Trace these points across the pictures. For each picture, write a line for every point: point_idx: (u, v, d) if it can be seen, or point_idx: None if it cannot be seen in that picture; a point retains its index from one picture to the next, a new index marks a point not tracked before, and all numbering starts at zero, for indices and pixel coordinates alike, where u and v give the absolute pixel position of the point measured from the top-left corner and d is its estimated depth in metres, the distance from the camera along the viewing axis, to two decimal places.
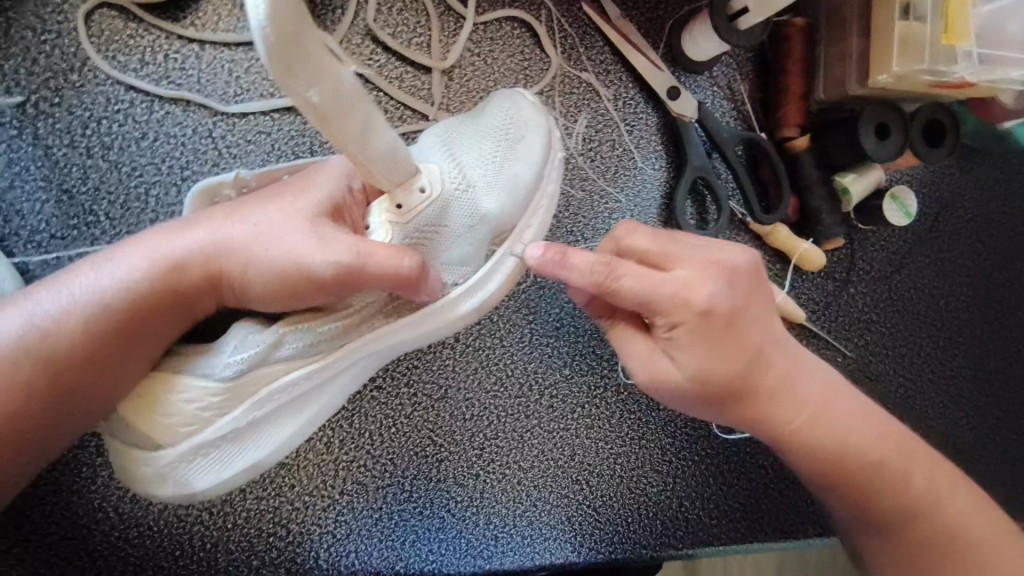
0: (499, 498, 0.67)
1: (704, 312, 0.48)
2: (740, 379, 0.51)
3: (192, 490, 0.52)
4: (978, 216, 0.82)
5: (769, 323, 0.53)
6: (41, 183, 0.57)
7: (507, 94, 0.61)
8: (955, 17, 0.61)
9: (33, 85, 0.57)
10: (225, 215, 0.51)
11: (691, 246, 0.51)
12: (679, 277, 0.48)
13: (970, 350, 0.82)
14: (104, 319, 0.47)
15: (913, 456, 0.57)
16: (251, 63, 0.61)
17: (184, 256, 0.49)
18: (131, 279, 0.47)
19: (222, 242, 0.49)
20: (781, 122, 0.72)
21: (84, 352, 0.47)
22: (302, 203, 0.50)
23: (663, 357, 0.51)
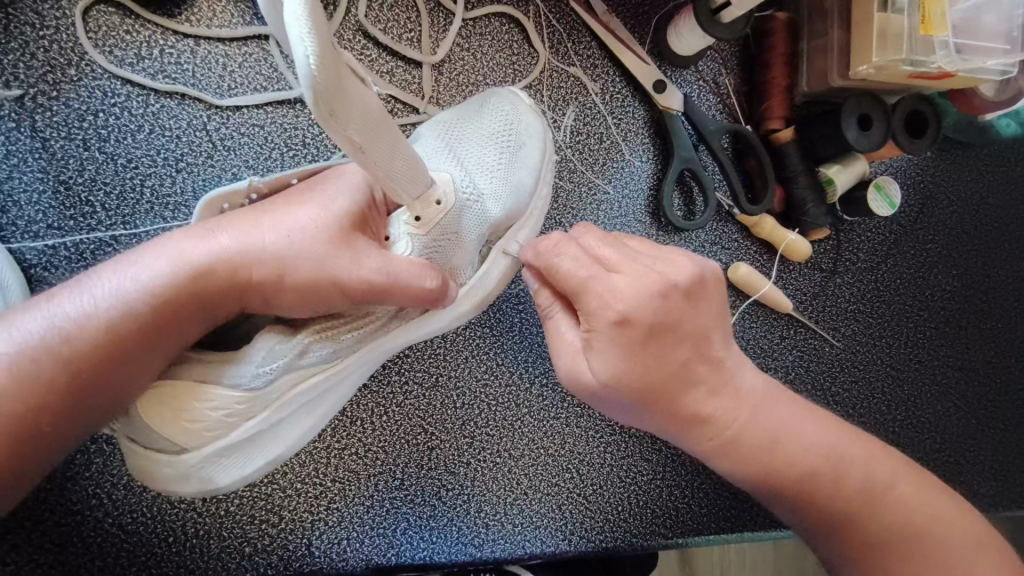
0: (489, 486, 0.68)
1: (622, 321, 0.46)
2: (660, 387, 0.49)
3: (214, 486, 0.54)
4: (962, 208, 0.83)
5: (701, 337, 0.49)
6: (39, 174, 0.59)
7: (504, 97, 0.62)
8: (931, 9, 0.64)
9: (31, 79, 0.59)
10: (249, 219, 0.49)
11: (631, 254, 0.49)
12: (606, 281, 0.47)
13: (957, 340, 0.83)
14: (127, 321, 0.46)
15: (848, 459, 0.53)
16: (245, 58, 0.63)
17: (209, 262, 0.47)
18: (154, 283, 0.46)
19: (247, 247, 0.48)
20: (765, 115, 0.74)
21: (105, 354, 0.45)
22: (327, 207, 0.49)
23: (584, 360, 0.49)
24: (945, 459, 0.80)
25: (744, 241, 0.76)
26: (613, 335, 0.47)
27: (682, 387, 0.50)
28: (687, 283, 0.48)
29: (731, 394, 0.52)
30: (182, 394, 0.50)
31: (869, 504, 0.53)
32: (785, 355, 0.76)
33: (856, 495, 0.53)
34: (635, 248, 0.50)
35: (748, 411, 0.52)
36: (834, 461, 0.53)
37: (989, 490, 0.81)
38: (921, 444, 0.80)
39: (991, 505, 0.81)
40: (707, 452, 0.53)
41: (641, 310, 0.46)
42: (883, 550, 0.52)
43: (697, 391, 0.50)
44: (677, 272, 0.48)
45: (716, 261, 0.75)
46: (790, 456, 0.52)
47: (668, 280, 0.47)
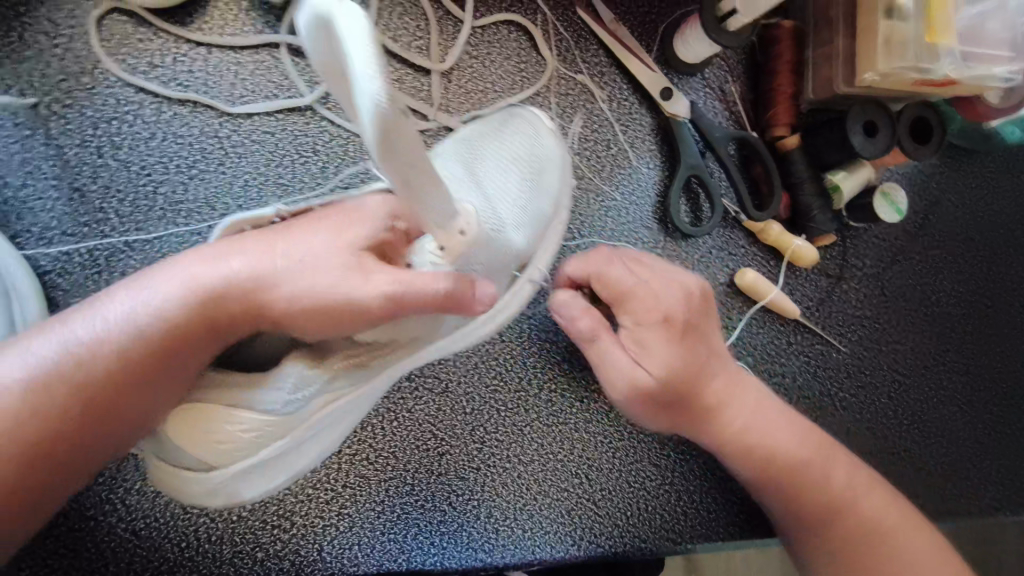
0: (499, 491, 0.68)
1: (664, 317, 0.59)
2: (690, 380, 0.60)
3: (239, 499, 0.54)
4: (968, 214, 0.83)
5: (715, 340, 0.62)
6: (54, 181, 0.59)
7: (528, 117, 0.61)
8: (937, 18, 0.63)
9: (46, 87, 0.59)
10: (262, 243, 0.50)
11: (662, 272, 0.62)
12: (649, 287, 0.60)
13: (964, 346, 0.83)
14: (136, 345, 0.46)
15: (835, 456, 0.63)
16: (256, 66, 0.63)
17: (220, 286, 0.47)
18: (165, 306, 0.47)
19: (258, 269, 0.48)
20: (771, 122, 0.74)
21: (115, 377, 0.46)
22: (340, 231, 0.50)
23: (627, 360, 0.60)
24: (954, 464, 0.80)
25: (751, 247, 0.76)
26: (656, 329, 0.59)
27: (704, 382, 0.60)
28: (699, 293, 0.62)
29: (743, 395, 0.62)
30: (208, 414, 0.50)
31: (851, 497, 0.62)
32: (792, 360, 0.77)
33: (843, 488, 0.62)
34: (649, 264, 0.63)
35: (754, 411, 0.62)
36: (826, 457, 0.62)
37: (999, 495, 0.81)
38: (930, 450, 0.80)
39: (1000, 510, 0.81)
40: (718, 448, 0.62)
41: (676, 309, 0.60)
42: (854, 538, 0.61)
43: (713, 385, 0.61)
44: (693, 285, 0.62)
45: (723, 267, 0.75)
46: (789, 449, 0.61)
47: (688, 288, 0.61)
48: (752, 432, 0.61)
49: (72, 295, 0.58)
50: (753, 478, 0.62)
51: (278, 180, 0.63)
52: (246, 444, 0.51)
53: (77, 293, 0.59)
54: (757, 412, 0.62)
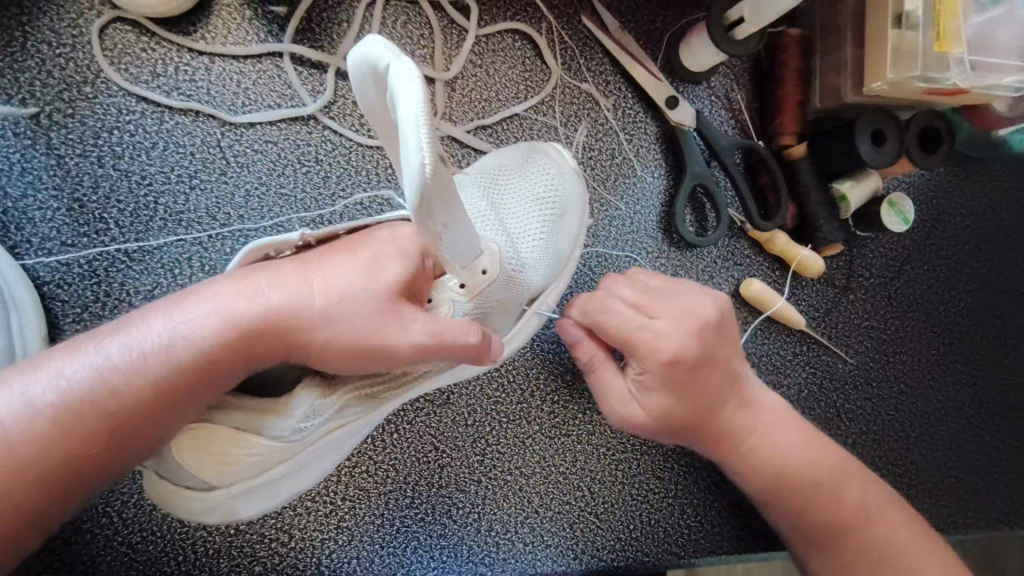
0: (500, 504, 0.67)
1: (671, 359, 0.57)
2: (695, 415, 0.59)
3: (237, 516, 0.54)
4: (975, 224, 0.82)
5: (729, 365, 0.60)
6: (54, 191, 0.59)
7: (552, 158, 0.61)
8: (945, 25, 0.62)
9: (47, 97, 0.59)
10: (300, 270, 0.48)
11: (672, 299, 0.60)
12: (656, 325, 0.58)
13: (971, 356, 0.82)
14: (169, 372, 0.44)
15: (850, 474, 0.61)
16: (259, 75, 0.63)
17: (262, 321, 0.46)
18: (201, 334, 0.45)
19: (296, 300, 0.47)
20: (778, 131, 0.74)
21: (148, 404, 0.44)
22: (380, 263, 0.48)
23: (632, 397, 0.60)
24: (960, 477, 0.79)
25: (756, 257, 0.75)
26: (659, 371, 0.57)
27: (711, 413, 0.60)
28: (714, 318, 0.60)
29: (752, 419, 0.61)
30: (225, 439, 0.49)
31: (864, 516, 0.60)
32: (797, 371, 0.76)
33: (855, 507, 0.60)
34: (659, 287, 0.61)
35: (761, 436, 0.61)
36: (837, 475, 0.61)
37: (1005, 509, 0.80)
38: (936, 462, 0.79)
39: (1006, 524, 0.80)
40: (728, 466, 0.62)
41: (684, 350, 0.57)
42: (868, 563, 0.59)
43: (722, 411, 0.60)
44: (705, 309, 0.60)
45: (727, 277, 0.74)
46: (798, 467, 0.60)
47: (702, 316, 0.59)
48: (759, 455, 0.61)
49: (70, 306, 0.58)
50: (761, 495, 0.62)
51: (280, 190, 0.63)
52: (252, 465, 0.50)
53: (75, 304, 0.58)
54: (765, 437, 0.61)
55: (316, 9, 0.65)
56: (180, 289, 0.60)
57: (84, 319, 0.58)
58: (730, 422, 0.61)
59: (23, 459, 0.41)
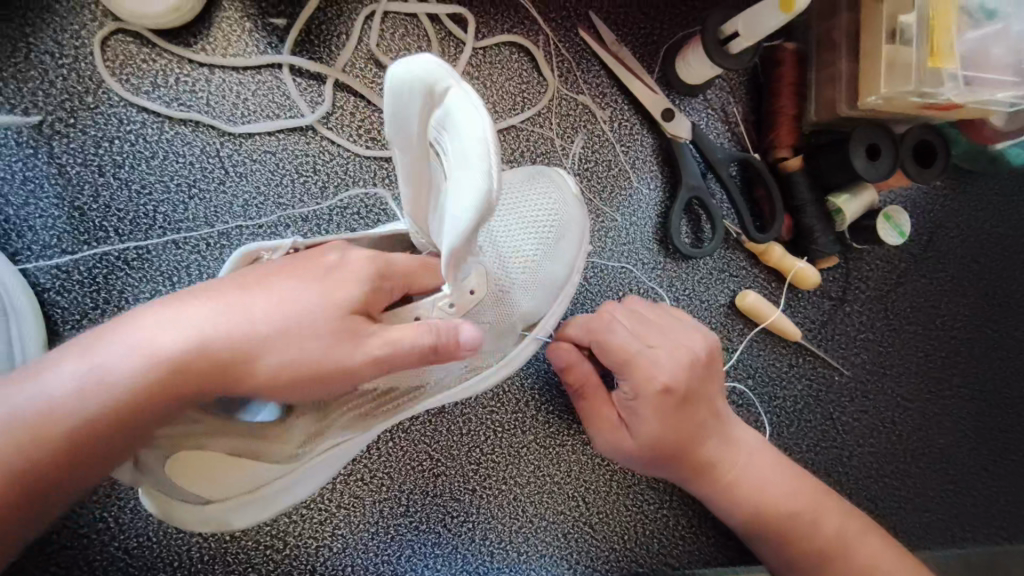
0: (495, 513, 0.67)
1: (663, 389, 0.58)
2: (684, 444, 0.60)
3: (234, 527, 0.55)
4: (974, 237, 0.82)
5: (715, 400, 0.62)
6: (55, 200, 0.60)
7: (541, 182, 0.60)
8: (939, 40, 0.62)
9: (50, 106, 0.60)
10: (236, 295, 0.46)
11: (665, 331, 0.61)
12: (648, 353, 0.59)
13: (969, 369, 0.82)
14: (84, 415, 0.42)
15: (826, 508, 0.61)
16: (258, 86, 0.64)
17: (190, 355, 0.44)
18: (127, 375, 0.43)
19: (228, 333, 0.45)
20: (774, 144, 0.74)
21: (61, 446, 0.42)
22: (324, 290, 0.47)
23: (621, 425, 0.61)
24: (958, 490, 0.79)
25: (752, 268, 0.75)
26: (653, 398, 0.58)
27: (699, 444, 0.60)
28: (704, 353, 0.61)
29: (737, 453, 0.62)
30: (224, 459, 0.51)
31: (838, 550, 0.60)
32: (793, 383, 0.76)
33: (830, 540, 0.60)
34: (652, 319, 0.62)
35: (746, 470, 0.62)
36: (816, 508, 0.61)
37: (1003, 523, 0.80)
38: (933, 476, 0.79)
39: (1005, 539, 0.80)
40: (713, 498, 0.62)
41: (676, 380, 0.59)
42: None
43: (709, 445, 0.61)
44: (696, 344, 0.61)
45: (724, 288, 0.75)
46: (778, 500, 0.61)
47: (693, 353, 0.60)
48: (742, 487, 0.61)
49: (70, 314, 0.59)
50: (744, 527, 0.62)
51: (278, 200, 0.63)
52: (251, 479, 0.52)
53: (75, 311, 0.59)
54: (749, 472, 0.62)
55: (316, 21, 0.66)
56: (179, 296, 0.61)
57: (83, 326, 0.59)
58: (716, 452, 0.61)
59: None
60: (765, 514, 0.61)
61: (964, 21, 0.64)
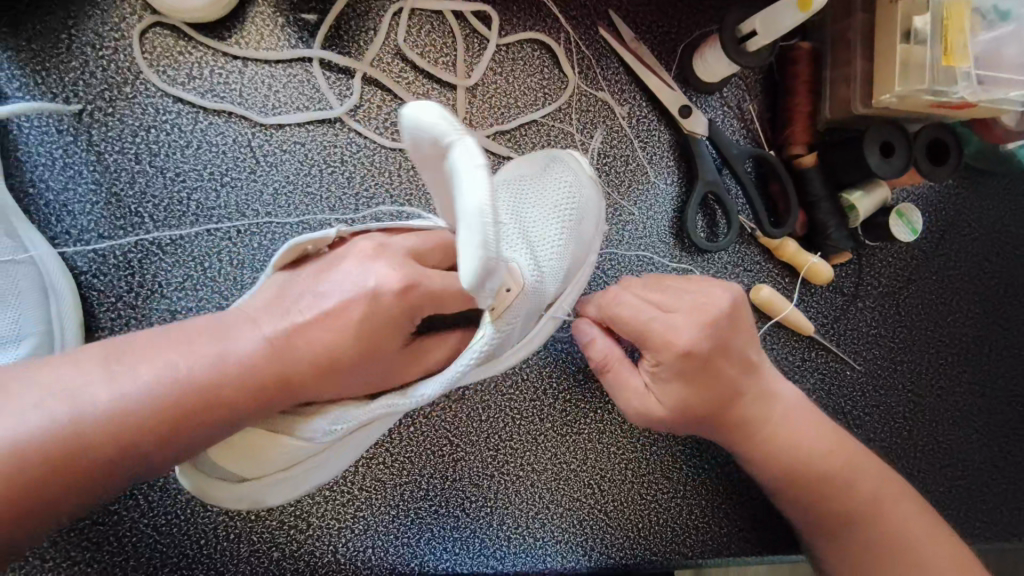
0: (512, 499, 0.69)
1: (685, 352, 0.59)
2: (715, 407, 0.62)
3: (263, 502, 0.55)
4: (985, 236, 0.83)
5: (743, 359, 0.62)
6: (93, 186, 0.62)
7: (561, 169, 0.61)
8: (953, 42, 0.64)
9: (90, 95, 0.62)
10: (285, 309, 0.48)
11: (683, 293, 0.61)
12: (670, 320, 0.59)
13: (980, 366, 0.83)
14: (186, 398, 0.44)
15: (863, 468, 0.64)
16: (290, 79, 0.66)
17: (293, 360, 0.46)
18: (197, 377, 0.44)
19: (321, 345, 0.47)
20: (789, 141, 0.76)
21: (161, 428, 0.43)
22: (362, 296, 0.48)
23: (648, 394, 0.62)
24: (967, 486, 0.80)
25: (766, 263, 0.77)
26: (676, 363, 0.59)
27: (728, 405, 0.62)
28: (726, 311, 0.61)
29: (770, 410, 0.63)
30: (262, 442, 0.50)
31: (868, 507, 0.63)
32: (805, 377, 0.77)
33: (867, 500, 0.63)
34: (676, 286, 0.62)
35: (780, 426, 0.63)
36: (851, 470, 0.63)
37: (1011, 518, 0.81)
38: (943, 471, 0.80)
39: (1014, 535, 0.81)
40: (748, 458, 0.65)
41: (698, 344, 0.59)
42: (880, 550, 0.62)
43: (744, 407, 0.62)
44: (718, 301, 0.61)
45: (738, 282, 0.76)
46: (812, 459, 0.63)
47: (716, 312, 0.60)
48: (777, 449, 0.63)
49: (106, 296, 0.61)
50: (781, 487, 0.65)
51: (306, 189, 0.65)
52: (287, 463, 0.52)
53: (110, 294, 0.61)
54: (785, 426, 0.63)
55: (345, 17, 0.68)
56: (209, 281, 0.63)
57: (118, 307, 0.61)
58: (744, 414, 0.63)
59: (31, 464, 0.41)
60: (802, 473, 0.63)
61: (977, 23, 0.66)
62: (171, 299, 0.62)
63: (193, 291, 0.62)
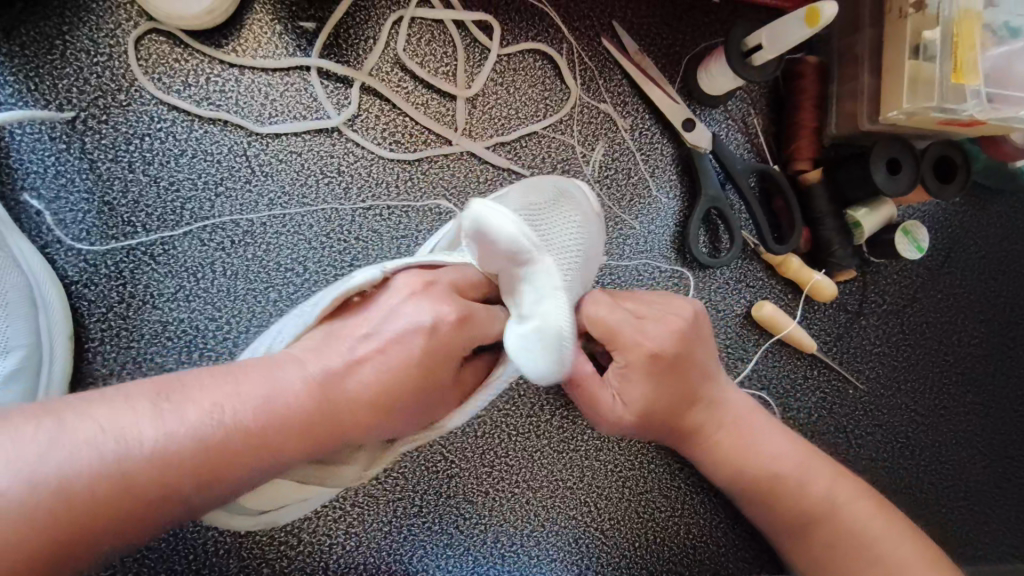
0: (506, 516, 0.68)
1: (653, 356, 0.58)
2: (673, 410, 0.61)
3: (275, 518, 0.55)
4: (992, 254, 0.82)
5: (703, 365, 0.61)
6: (85, 194, 0.61)
7: (570, 201, 0.55)
8: (963, 58, 0.62)
9: (84, 103, 0.61)
10: (327, 352, 0.48)
11: (648, 302, 0.61)
12: (635, 326, 0.58)
13: (984, 386, 0.81)
14: (240, 432, 0.43)
15: (821, 477, 0.63)
16: (287, 88, 0.65)
17: (345, 398, 0.47)
18: (258, 412, 0.44)
19: (374, 386, 0.48)
20: (794, 156, 0.74)
21: (213, 463, 0.43)
22: (415, 332, 0.50)
23: (616, 400, 0.59)
24: (970, 508, 0.79)
25: (769, 279, 0.76)
26: (643, 365, 0.58)
27: (685, 409, 0.61)
28: (688, 316, 0.61)
29: (724, 414, 0.63)
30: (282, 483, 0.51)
31: (830, 511, 0.62)
32: (807, 396, 0.76)
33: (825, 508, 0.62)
34: (645, 298, 0.62)
35: (733, 428, 0.63)
36: (808, 471, 0.63)
37: (1016, 541, 0.79)
38: (945, 492, 0.79)
39: (1018, 558, 0.79)
40: (707, 462, 0.64)
41: (665, 347, 0.58)
42: (833, 549, 0.61)
43: (698, 411, 0.62)
44: (679, 310, 0.61)
45: (740, 298, 0.75)
46: (767, 460, 0.63)
47: (680, 320, 0.60)
48: (732, 451, 0.63)
49: (96, 306, 0.60)
50: (740, 490, 0.64)
51: (302, 199, 0.64)
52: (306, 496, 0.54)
53: (102, 304, 0.60)
54: (739, 428, 0.63)
55: (344, 25, 0.67)
56: (202, 291, 0.62)
57: (109, 318, 0.60)
58: (703, 418, 0.63)
59: (79, 496, 0.39)
60: (759, 476, 0.63)
61: (988, 40, 0.64)
62: (163, 310, 0.61)
63: (186, 302, 0.61)
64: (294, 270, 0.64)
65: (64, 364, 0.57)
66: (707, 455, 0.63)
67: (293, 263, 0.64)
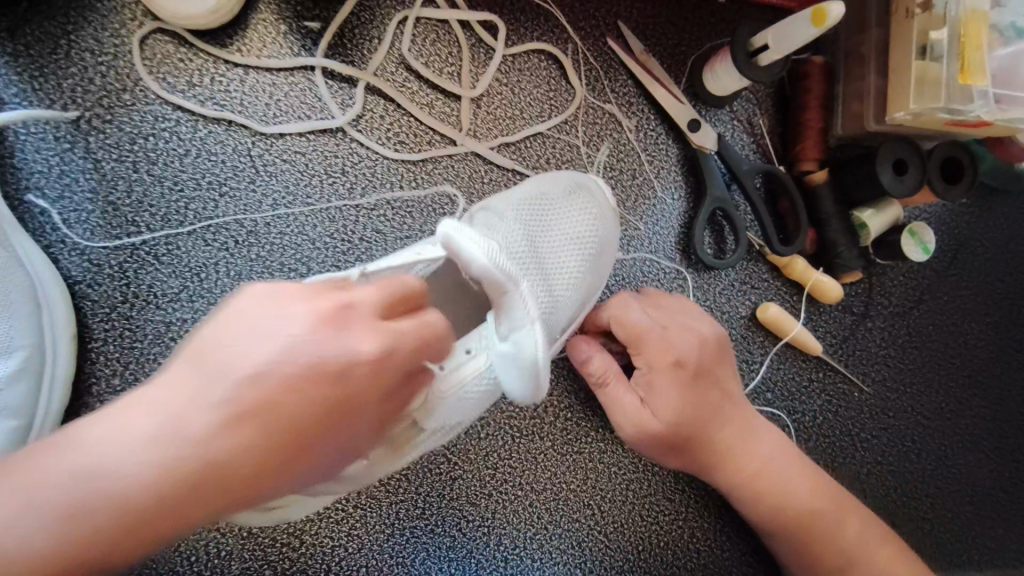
0: (510, 519, 0.67)
1: (677, 363, 0.61)
2: (701, 428, 0.61)
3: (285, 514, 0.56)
4: (998, 256, 0.82)
5: (727, 387, 0.63)
6: (89, 194, 0.61)
7: (577, 194, 0.59)
8: (971, 59, 0.62)
9: (88, 102, 0.61)
10: (240, 364, 0.40)
11: (674, 316, 0.63)
12: (661, 335, 0.61)
13: (991, 389, 0.81)
14: (149, 489, 0.38)
15: (842, 506, 0.64)
16: (291, 88, 0.65)
17: (277, 415, 0.40)
18: (99, 489, 0.38)
19: (310, 399, 0.40)
20: (799, 157, 0.74)
21: (125, 526, 0.38)
22: (340, 353, 0.41)
23: (645, 410, 0.60)
24: (977, 512, 0.78)
25: (774, 281, 0.75)
26: (668, 371, 0.60)
27: (714, 428, 0.62)
28: (713, 337, 0.63)
29: (753, 440, 0.63)
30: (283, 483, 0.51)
31: (853, 550, 0.62)
32: (813, 398, 0.76)
33: (848, 538, 0.62)
34: (669, 309, 0.64)
35: (762, 457, 0.63)
36: (835, 507, 0.63)
37: None
38: (951, 495, 0.78)
39: None
40: (733, 488, 0.63)
41: (690, 355, 0.61)
42: None
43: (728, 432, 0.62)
44: (705, 327, 0.63)
45: (745, 300, 0.74)
46: (796, 490, 0.63)
47: (704, 337, 0.63)
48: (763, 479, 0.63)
49: (99, 307, 0.60)
50: (767, 522, 0.63)
51: (306, 200, 0.64)
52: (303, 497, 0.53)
53: (104, 304, 0.60)
54: (769, 458, 0.63)
55: (349, 25, 0.66)
56: (205, 292, 0.62)
57: (112, 318, 0.60)
58: (732, 440, 0.62)
59: None
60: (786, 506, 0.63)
61: (996, 40, 0.64)
62: (167, 311, 0.61)
63: (189, 303, 0.61)
64: (297, 270, 0.63)
65: (66, 365, 0.57)
66: (735, 481, 0.63)
67: (297, 263, 0.63)
